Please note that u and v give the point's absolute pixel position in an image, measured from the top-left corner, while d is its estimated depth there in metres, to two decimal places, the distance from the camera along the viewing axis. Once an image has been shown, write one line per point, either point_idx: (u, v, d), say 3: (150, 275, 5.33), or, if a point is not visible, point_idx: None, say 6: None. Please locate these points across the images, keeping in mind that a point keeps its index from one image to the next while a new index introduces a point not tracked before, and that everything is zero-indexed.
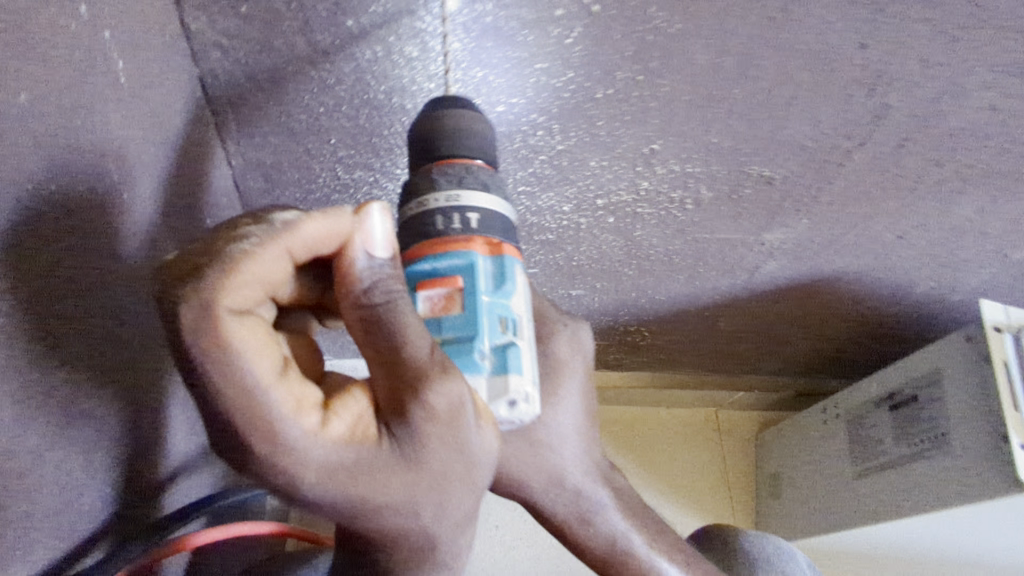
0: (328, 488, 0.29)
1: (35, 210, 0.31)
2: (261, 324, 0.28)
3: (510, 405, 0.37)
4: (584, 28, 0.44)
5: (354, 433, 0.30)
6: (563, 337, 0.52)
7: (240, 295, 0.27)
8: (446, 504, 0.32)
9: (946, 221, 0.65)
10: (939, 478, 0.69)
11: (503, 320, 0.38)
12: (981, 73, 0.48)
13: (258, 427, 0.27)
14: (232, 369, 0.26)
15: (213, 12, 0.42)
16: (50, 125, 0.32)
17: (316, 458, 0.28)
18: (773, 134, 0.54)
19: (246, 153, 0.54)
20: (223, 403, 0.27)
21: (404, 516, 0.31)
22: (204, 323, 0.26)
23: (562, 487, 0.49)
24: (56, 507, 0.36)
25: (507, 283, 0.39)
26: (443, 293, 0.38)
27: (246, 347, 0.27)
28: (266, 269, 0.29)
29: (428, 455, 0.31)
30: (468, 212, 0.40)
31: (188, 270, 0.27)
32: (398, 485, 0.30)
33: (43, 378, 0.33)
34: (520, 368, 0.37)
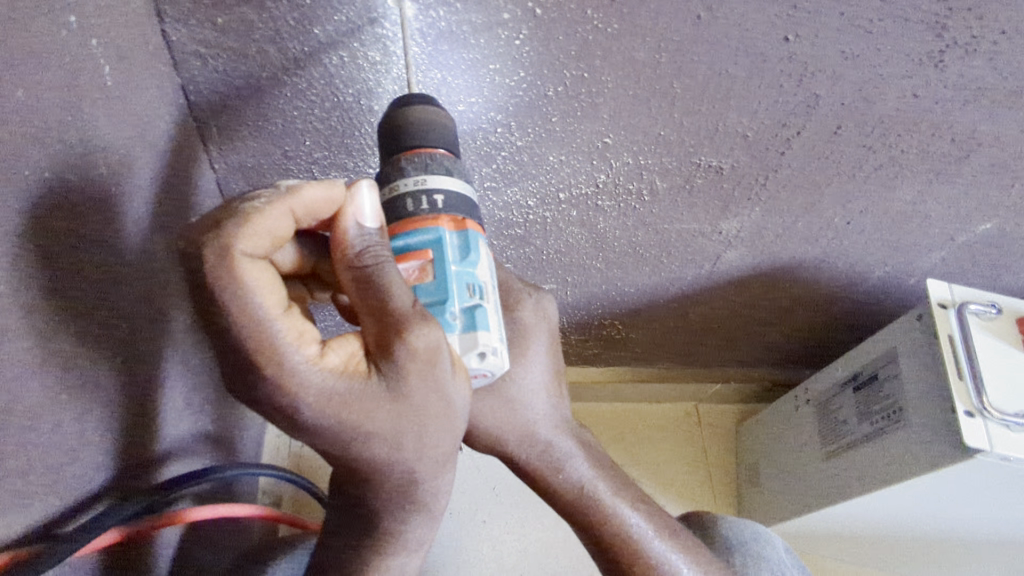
0: (323, 408, 0.36)
1: (35, 196, 0.35)
2: (271, 271, 0.35)
3: (481, 357, 0.43)
4: (530, 30, 0.48)
5: (347, 365, 0.37)
6: (528, 304, 0.58)
7: (254, 243, 0.34)
8: (423, 431, 0.39)
9: (889, 205, 0.69)
10: (898, 452, 0.72)
11: (470, 286, 0.44)
12: (898, 62, 0.52)
13: (266, 351, 0.34)
14: (248, 302, 0.34)
15: (191, 24, 0.46)
16: (45, 120, 0.36)
17: (314, 382, 0.36)
18: (716, 125, 0.58)
19: (228, 156, 0.58)
20: (240, 330, 0.34)
21: (389, 438, 0.38)
22: (226, 265, 0.33)
23: (535, 440, 0.57)
24: (54, 472, 0.39)
25: (472, 254, 0.44)
26: (416, 265, 0.43)
27: (258, 287, 0.34)
28: (275, 225, 0.35)
29: (409, 388, 0.37)
30: (434, 194, 0.44)
31: (215, 223, 0.34)
32: (382, 412, 0.37)
33: (42, 351, 0.37)
34: (487, 325, 0.43)
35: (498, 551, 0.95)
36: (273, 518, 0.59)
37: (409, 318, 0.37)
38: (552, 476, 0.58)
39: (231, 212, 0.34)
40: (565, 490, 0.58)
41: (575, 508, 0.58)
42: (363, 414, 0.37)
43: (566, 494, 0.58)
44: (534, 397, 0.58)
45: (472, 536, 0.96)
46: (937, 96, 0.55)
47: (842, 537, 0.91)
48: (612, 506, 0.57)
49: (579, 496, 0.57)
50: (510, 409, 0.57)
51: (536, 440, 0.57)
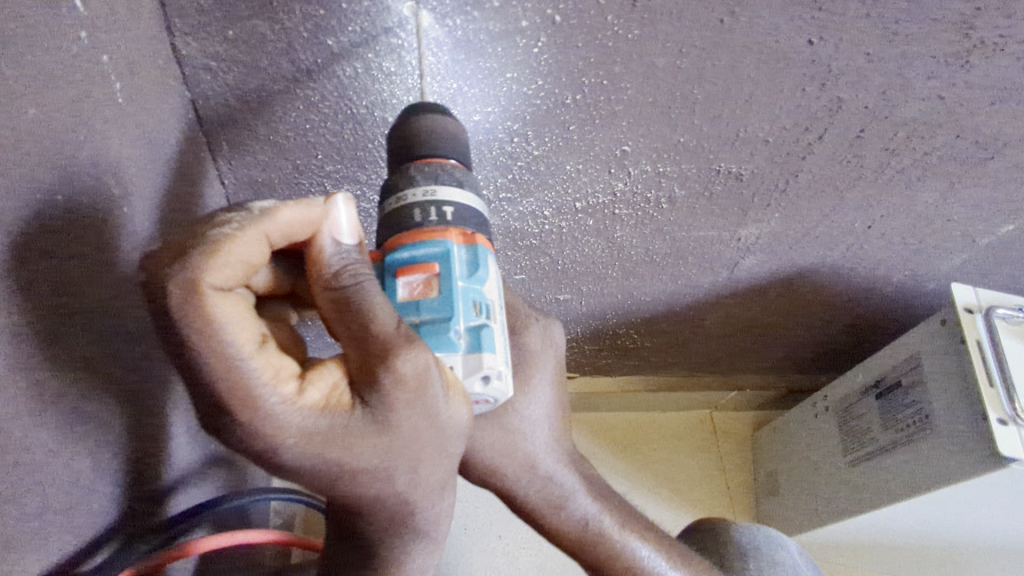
0: (305, 448, 0.35)
1: (45, 217, 0.34)
2: (242, 302, 0.33)
3: (485, 380, 0.41)
4: (548, 38, 0.47)
5: (328, 400, 0.36)
6: (534, 330, 0.58)
7: (222, 274, 0.32)
8: (414, 461, 0.37)
9: (911, 209, 0.68)
10: (925, 461, 0.71)
11: (476, 304, 0.42)
12: (924, 64, 0.51)
13: (240, 393, 0.32)
14: (218, 341, 0.32)
15: (202, 38, 0.45)
16: (55, 139, 0.35)
17: (294, 422, 0.34)
18: (737, 131, 0.57)
19: (238, 172, 0.57)
20: (210, 372, 0.32)
21: (377, 471, 0.37)
22: (192, 300, 0.31)
23: (535, 473, 0.55)
24: (66, 505, 0.38)
25: (480, 269, 0.42)
26: (421, 278, 0.42)
27: (229, 323, 0.32)
28: (247, 252, 0.34)
29: (396, 417, 0.36)
30: (444, 206, 0.43)
31: (178, 254, 0.32)
32: (369, 446, 0.36)
33: (53, 379, 0.35)
34: (493, 347, 0.41)
35: (514, 567, 0.93)
36: (284, 540, 0.56)
37: (394, 342, 0.36)
38: (554, 516, 0.55)
39: (197, 241, 0.32)
40: (568, 528, 0.56)
41: (580, 546, 0.56)
42: (349, 450, 0.36)
43: (569, 533, 0.56)
44: (536, 430, 0.55)
45: (485, 555, 0.93)
46: (964, 97, 0.54)
47: (862, 547, 0.90)
48: (620, 541, 0.56)
49: (584, 533, 0.56)
50: (510, 441, 0.54)
51: (536, 474, 0.55)
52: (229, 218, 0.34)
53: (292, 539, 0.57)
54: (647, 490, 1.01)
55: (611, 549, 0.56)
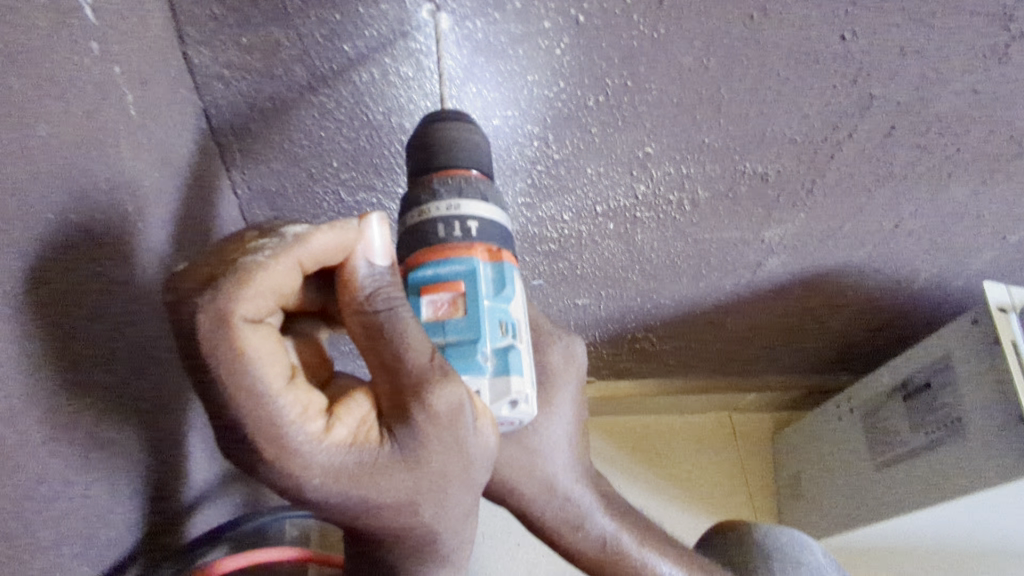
0: (331, 486, 0.33)
1: (60, 238, 0.33)
2: (273, 333, 0.32)
3: (512, 405, 0.40)
4: (571, 39, 0.45)
5: (356, 436, 0.35)
6: (557, 348, 0.56)
7: (255, 305, 0.31)
8: (442, 497, 0.36)
9: (940, 207, 0.66)
10: (958, 465, 0.69)
11: (503, 324, 0.41)
12: (960, 58, 0.49)
13: (267, 432, 0.31)
14: (247, 376, 0.31)
15: (214, 46, 0.44)
16: (68, 156, 0.33)
17: (320, 460, 0.33)
18: (764, 130, 0.55)
19: (252, 181, 0.56)
20: (238, 407, 0.31)
21: (404, 508, 0.36)
22: (222, 331, 0.30)
23: (553, 494, 0.54)
24: (85, 534, 0.36)
25: (506, 288, 0.41)
26: (446, 298, 0.41)
27: (260, 357, 0.31)
28: (281, 280, 0.33)
29: (427, 454, 0.35)
30: (468, 221, 0.41)
31: (209, 282, 0.31)
32: (396, 482, 0.35)
33: (69, 405, 0.34)
34: (520, 369, 0.40)
35: None
36: (304, 558, 0.55)
37: (427, 375, 0.35)
38: (571, 536, 0.54)
39: (229, 269, 0.31)
40: (586, 549, 0.54)
41: (597, 565, 0.55)
42: (375, 488, 0.34)
43: (588, 552, 0.54)
44: (555, 450, 0.54)
45: (505, 565, 0.92)
46: (1000, 91, 0.52)
47: (889, 551, 0.88)
48: (639, 558, 0.55)
49: (601, 553, 0.54)
50: (528, 462, 0.53)
51: (556, 492, 0.54)
52: (262, 243, 0.33)
53: (312, 556, 0.56)
54: (668, 496, 1.00)
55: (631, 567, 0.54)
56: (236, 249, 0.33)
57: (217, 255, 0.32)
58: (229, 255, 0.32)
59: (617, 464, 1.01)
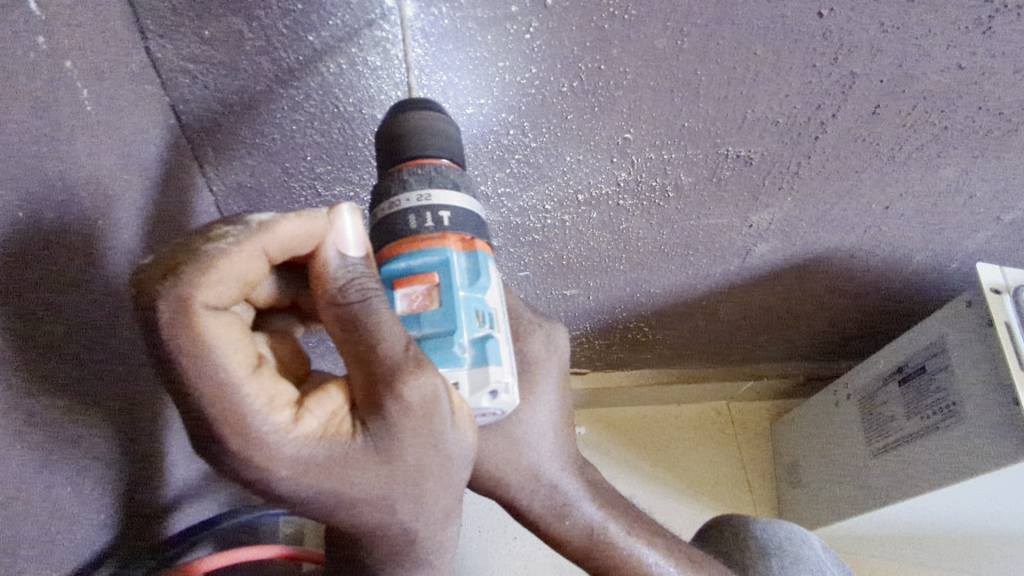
0: (300, 478, 0.33)
1: (13, 235, 0.32)
2: (237, 322, 0.31)
3: (492, 395, 0.40)
4: (540, 23, 0.44)
5: (326, 428, 0.34)
6: (539, 336, 0.55)
7: (216, 292, 0.30)
8: (417, 492, 0.36)
9: (931, 186, 0.64)
10: (954, 450, 0.68)
11: (480, 314, 0.40)
12: (944, 33, 0.47)
13: (231, 421, 0.31)
14: (209, 366, 0.30)
15: (176, 38, 0.43)
16: (17, 153, 0.33)
17: (288, 452, 0.32)
18: (744, 112, 0.54)
19: (226, 177, 0.55)
20: (201, 398, 0.30)
21: (377, 503, 0.35)
22: (182, 319, 0.29)
23: (540, 483, 0.53)
24: (48, 534, 0.36)
25: (482, 278, 0.41)
26: (421, 290, 0.40)
27: (223, 345, 0.30)
28: (245, 268, 0.31)
29: (400, 447, 0.35)
30: (440, 211, 0.40)
31: (171, 270, 0.30)
32: (369, 475, 0.34)
33: (27, 405, 0.34)
34: (499, 359, 0.40)
35: (531, 569, 0.91)
36: (288, 555, 0.53)
37: (401, 367, 0.34)
38: (558, 525, 0.54)
39: (191, 255, 0.30)
40: (572, 538, 0.54)
41: (586, 556, 0.54)
42: (346, 481, 0.34)
43: (574, 541, 0.54)
44: (541, 438, 0.53)
45: (500, 557, 0.91)
46: (987, 66, 0.50)
47: (888, 537, 0.87)
48: (626, 547, 0.54)
49: (589, 543, 0.54)
50: (515, 450, 0.52)
51: (542, 482, 0.53)
52: (226, 230, 0.32)
53: (298, 554, 0.55)
54: (665, 486, 0.99)
55: (617, 557, 0.54)
56: (200, 236, 0.31)
57: (179, 240, 0.31)
58: (192, 241, 0.31)
59: (615, 455, 1.00)
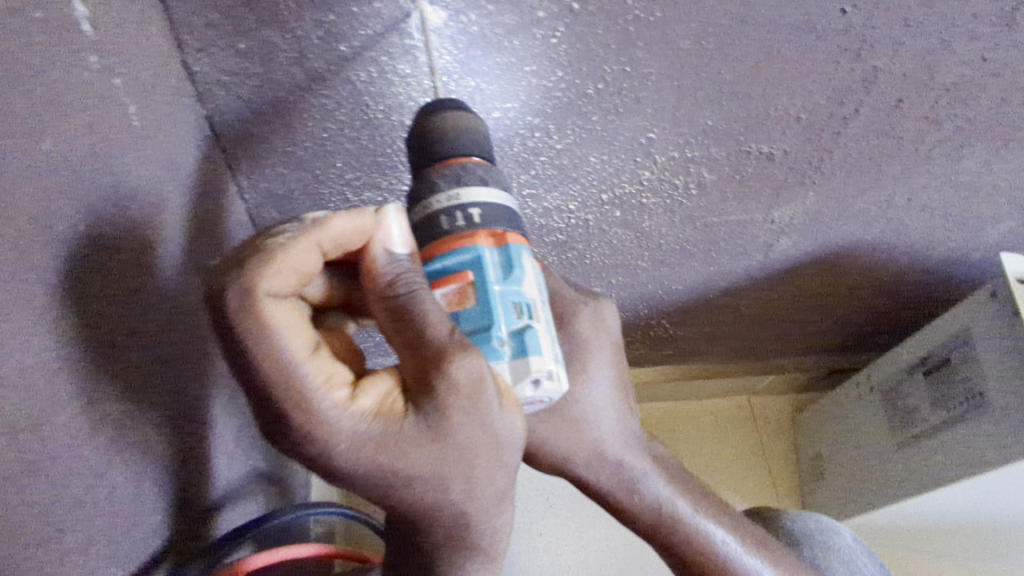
0: (357, 456, 0.34)
1: (76, 248, 0.33)
2: (297, 309, 0.33)
3: (535, 384, 0.39)
4: (567, 27, 0.45)
5: (381, 407, 0.35)
6: (586, 313, 0.56)
7: (278, 281, 0.32)
8: (471, 473, 0.36)
9: (953, 178, 0.64)
10: (984, 440, 0.68)
11: (517, 305, 0.40)
12: (967, 26, 0.48)
13: (293, 397, 0.32)
14: (270, 343, 0.31)
15: (213, 52, 0.44)
16: (76, 169, 0.34)
17: (346, 429, 0.33)
18: (767, 109, 0.54)
19: (259, 185, 0.56)
20: (264, 375, 0.32)
21: (433, 483, 0.36)
22: (244, 300, 0.31)
23: (603, 458, 0.54)
24: (113, 536, 0.37)
25: (515, 271, 0.40)
26: (457, 288, 0.40)
27: (282, 327, 0.32)
28: (303, 260, 0.33)
29: (453, 427, 0.35)
30: (469, 208, 0.40)
31: (234, 259, 0.32)
32: (424, 455, 0.35)
33: (93, 412, 0.35)
34: (539, 349, 0.39)
35: (558, 565, 0.92)
36: (326, 553, 0.54)
37: (448, 349, 0.35)
38: (628, 497, 0.54)
39: (252, 246, 0.33)
40: (642, 511, 0.54)
41: None
42: (402, 460, 0.34)
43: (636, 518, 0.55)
44: (599, 414, 0.54)
45: (527, 554, 0.92)
46: (1009, 57, 0.51)
47: (917, 528, 0.87)
48: (694, 521, 0.54)
49: (658, 516, 0.54)
50: (569, 437, 0.53)
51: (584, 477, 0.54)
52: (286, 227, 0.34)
53: (335, 552, 0.56)
54: None
55: (687, 531, 0.54)
56: (261, 232, 0.34)
57: (244, 233, 0.34)
58: (255, 235, 0.34)
59: None
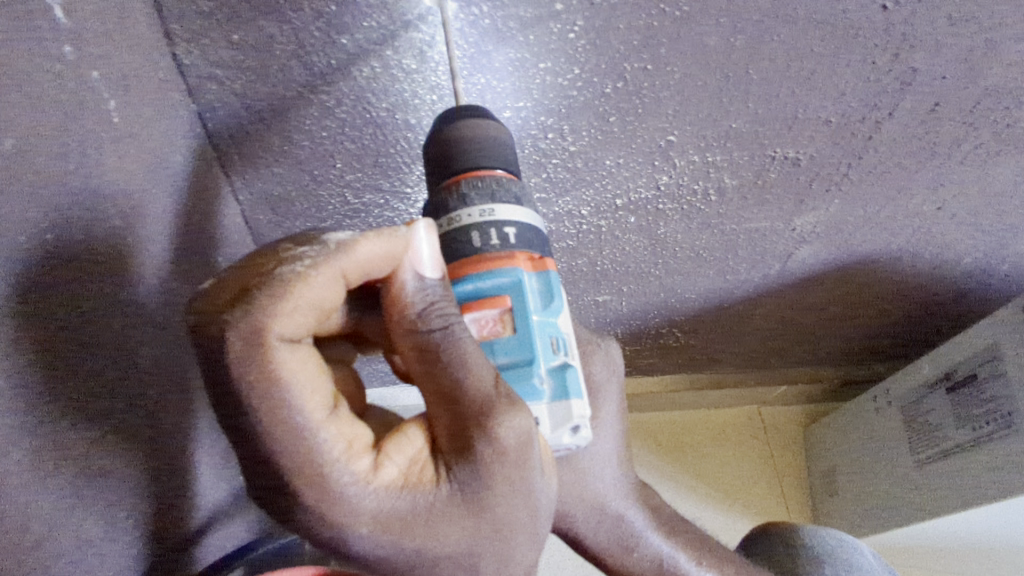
0: (380, 535, 0.32)
1: (37, 259, 0.30)
2: (313, 357, 0.31)
3: (574, 430, 0.38)
4: (586, 21, 0.42)
5: (407, 476, 0.33)
6: (597, 356, 0.53)
7: (294, 322, 0.30)
8: (507, 548, 0.34)
9: (987, 187, 0.61)
10: (1011, 462, 0.65)
11: (554, 340, 0.39)
12: (1016, 25, 0.44)
13: (309, 468, 0.30)
14: (283, 405, 0.29)
15: (203, 44, 0.41)
16: (44, 170, 0.31)
17: (367, 504, 0.31)
18: (794, 111, 0.51)
19: (252, 187, 0.53)
20: (276, 441, 0.29)
21: (462, 560, 0.33)
22: (256, 354, 0.29)
23: (595, 509, 0.51)
24: (80, 571, 0.34)
25: (554, 300, 0.39)
26: (493, 315, 0.38)
27: (297, 385, 0.29)
28: (322, 295, 0.30)
29: (490, 496, 0.33)
30: (505, 227, 0.38)
31: (244, 296, 0.29)
32: (457, 528, 0.32)
33: (57, 438, 0.32)
34: (580, 391, 0.38)
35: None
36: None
37: (491, 403, 0.33)
38: (619, 548, 0.51)
39: (267, 278, 0.30)
40: (634, 567, 0.51)
41: None
42: (431, 537, 0.32)
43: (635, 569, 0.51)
44: (600, 464, 0.51)
45: None
46: None
47: (936, 548, 0.84)
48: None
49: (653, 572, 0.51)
50: (577, 474, 0.50)
51: (594, 507, 0.51)
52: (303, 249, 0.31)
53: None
54: (697, 497, 0.96)
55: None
56: (274, 258, 0.30)
57: (255, 257, 0.30)
58: (267, 262, 0.30)
59: (644, 462, 0.97)
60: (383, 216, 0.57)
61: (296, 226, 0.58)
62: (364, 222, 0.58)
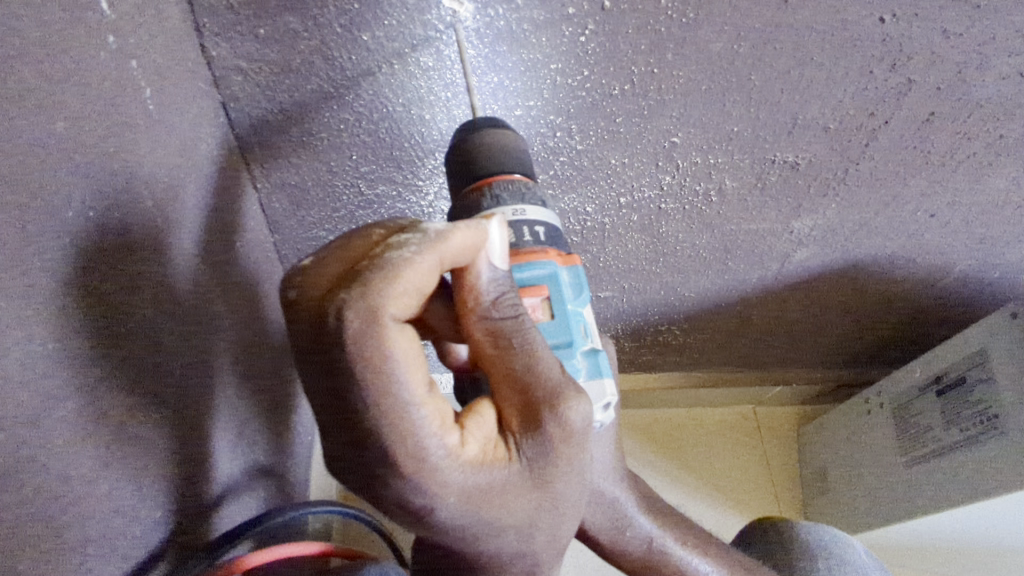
0: (463, 505, 0.31)
1: (80, 236, 0.32)
2: (415, 338, 0.30)
3: (604, 408, 0.41)
4: (597, 25, 0.44)
5: (485, 453, 0.32)
6: None
7: (403, 303, 0.30)
8: (558, 522, 0.35)
9: (979, 196, 0.63)
10: (999, 462, 0.66)
11: (583, 328, 0.42)
12: (1008, 39, 0.46)
13: (411, 445, 0.29)
14: (393, 382, 0.29)
15: (232, 37, 0.43)
16: (89, 153, 0.33)
17: (456, 480, 0.31)
18: (794, 117, 0.53)
19: (271, 176, 0.55)
20: (381, 417, 0.29)
21: (522, 533, 0.34)
22: (373, 329, 0.28)
23: (593, 495, 0.52)
24: (111, 532, 0.36)
25: (583, 291, 0.42)
26: (534, 303, 0.40)
27: (407, 362, 0.29)
28: (424, 281, 0.30)
29: (554, 475, 0.34)
30: (535, 225, 0.41)
31: (356, 278, 0.29)
32: (525, 502, 0.33)
33: (93, 404, 0.34)
34: (609, 370, 0.42)
35: None
36: (326, 553, 0.52)
37: (561, 389, 0.34)
38: (614, 532, 0.53)
39: (376, 264, 0.30)
40: (629, 550, 0.53)
41: (642, 566, 0.54)
42: (501, 509, 0.33)
43: (629, 551, 0.53)
44: (598, 446, 0.54)
45: None
46: None
47: (925, 547, 0.86)
48: (683, 559, 0.53)
49: (646, 555, 0.53)
50: None
51: (592, 492, 0.52)
52: (405, 238, 0.31)
53: (335, 551, 0.53)
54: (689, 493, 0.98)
55: (673, 572, 0.53)
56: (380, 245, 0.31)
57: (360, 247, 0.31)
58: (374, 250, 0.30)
59: (639, 457, 0.99)
60: (394, 208, 0.59)
61: (311, 215, 0.60)
62: (376, 213, 0.60)
